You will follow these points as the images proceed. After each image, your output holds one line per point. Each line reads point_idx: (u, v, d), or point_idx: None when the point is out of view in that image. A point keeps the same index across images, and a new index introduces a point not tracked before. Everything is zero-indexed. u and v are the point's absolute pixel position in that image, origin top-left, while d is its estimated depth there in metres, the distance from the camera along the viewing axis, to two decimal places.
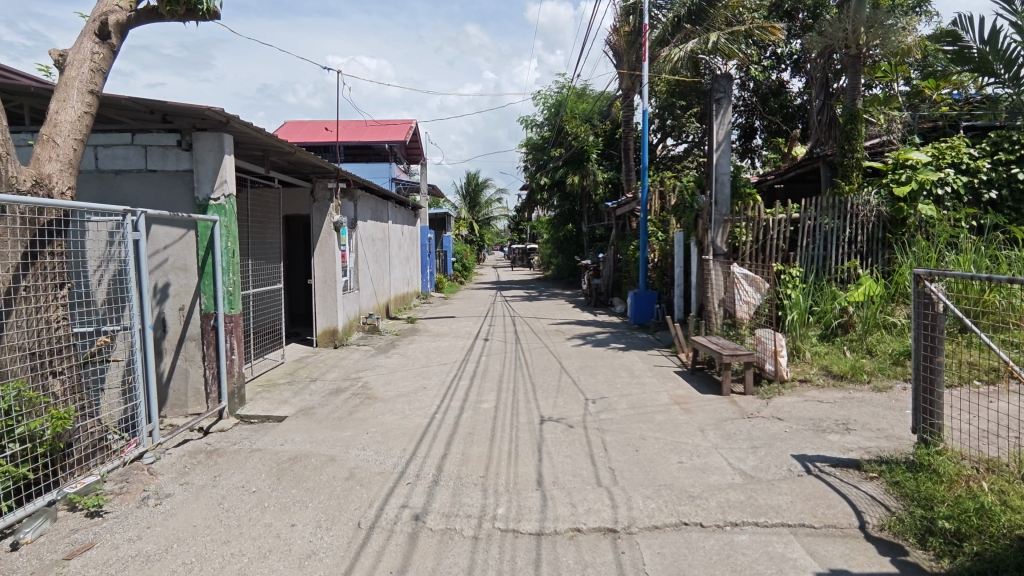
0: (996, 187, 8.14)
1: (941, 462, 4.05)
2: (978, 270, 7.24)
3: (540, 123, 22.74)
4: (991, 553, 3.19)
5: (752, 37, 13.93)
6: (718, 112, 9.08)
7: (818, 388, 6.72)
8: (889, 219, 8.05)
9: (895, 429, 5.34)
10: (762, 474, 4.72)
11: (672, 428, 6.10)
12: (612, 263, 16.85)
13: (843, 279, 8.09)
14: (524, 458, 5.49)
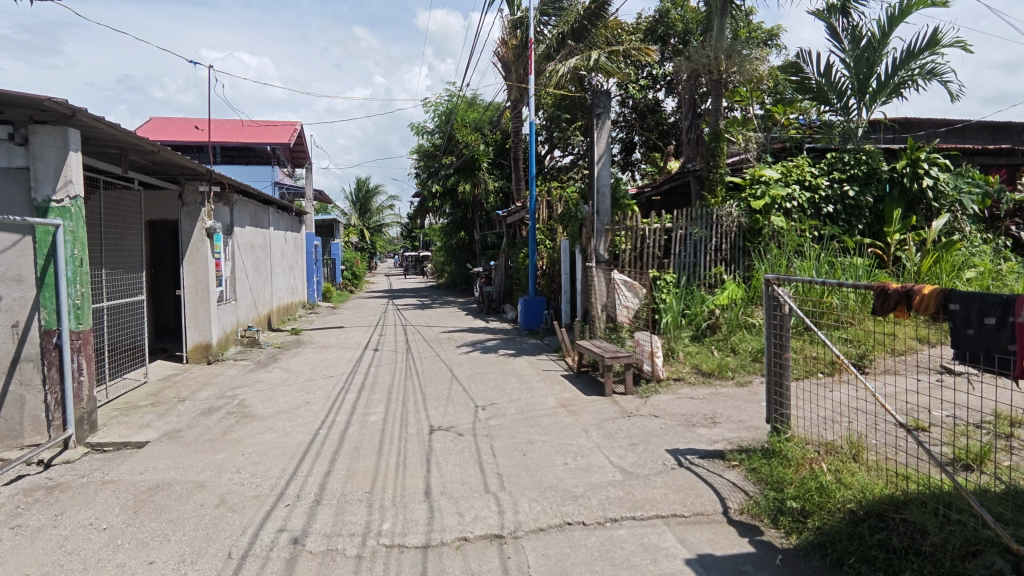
0: (832, 202, 9.21)
1: (789, 448, 4.50)
2: (819, 275, 8.17)
3: (431, 130, 22.63)
4: (828, 527, 3.57)
5: (631, 57, 14.82)
6: (598, 126, 9.54)
7: (689, 385, 7.24)
8: (748, 229, 8.90)
9: (753, 420, 5.88)
10: (639, 469, 4.99)
11: (558, 430, 6.28)
12: (504, 270, 17.10)
13: (710, 283, 8.83)
14: (413, 470, 5.36)
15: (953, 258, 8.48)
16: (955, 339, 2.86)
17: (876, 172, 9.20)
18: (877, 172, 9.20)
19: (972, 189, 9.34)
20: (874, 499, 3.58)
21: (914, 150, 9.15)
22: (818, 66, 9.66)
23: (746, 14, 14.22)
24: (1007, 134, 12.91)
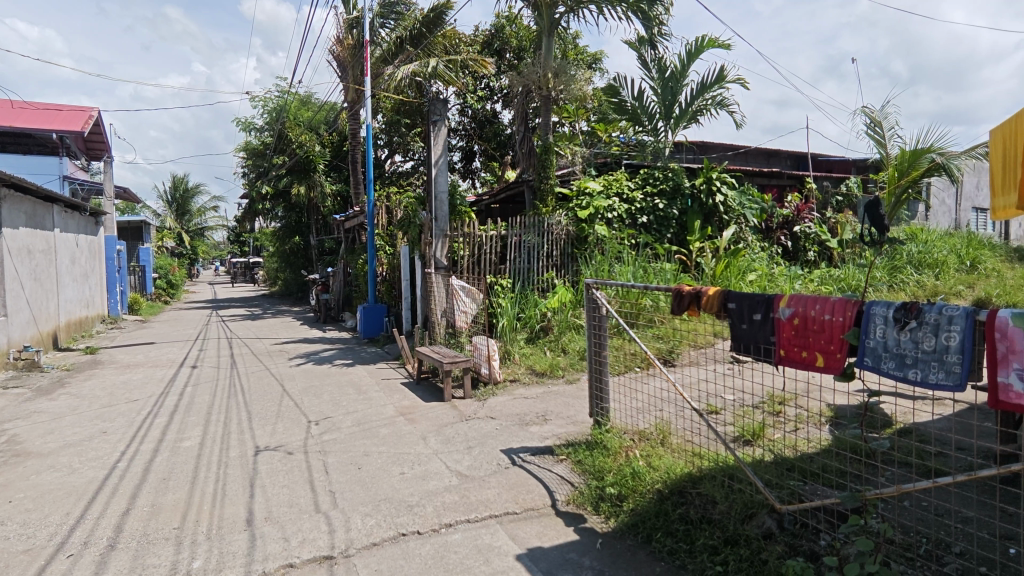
0: (646, 213, 10.24)
1: (608, 438, 4.90)
2: (636, 280, 9.05)
3: (259, 127, 20.97)
4: (640, 507, 3.93)
5: (468, 68, 15.12)
6: (434, 134, 9.54)
7: (524, 385, 7.56)
8: (575, 237, 9.56)
9: (579, 415, 6.31)
10: (475, 472, 5.07)
11: (395, 439, 6.15)
12: (342, 277, 16.37)
13: (543, 288, 9.33)
14: (232, 497, 4.86)
15: (739, 263, 9.91)
16: (733, 333, 3.31)
17: (679, 188, 10.41)
18: (681, 188, 10.42)
19: (752, 205, 11.01)
20: (676, 478, 4.03)
21: (709, 170, 10.54)
22: (632, 90, 10.69)
23: (573, 37, 15.30)
24: (778, 160, 15.46)
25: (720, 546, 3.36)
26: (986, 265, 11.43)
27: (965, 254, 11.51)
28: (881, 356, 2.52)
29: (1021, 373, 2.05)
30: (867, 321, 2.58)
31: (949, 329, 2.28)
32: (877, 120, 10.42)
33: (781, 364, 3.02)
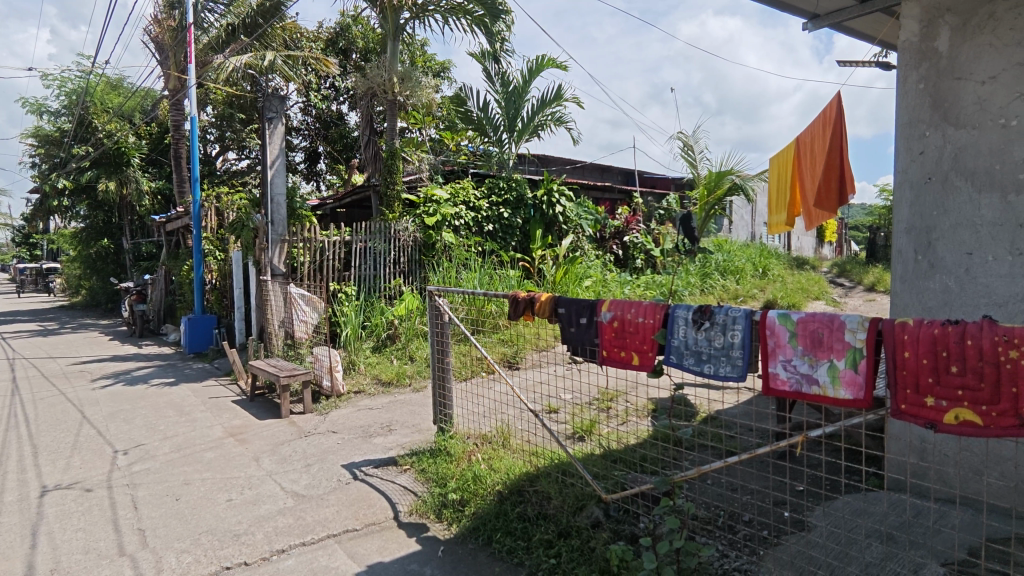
0: (491, 222, 10.51)
1: (451, 444, 4.93)
2: (481, 286, 9.24)
3: (54, 111, 17.95)
4: (481, 511, 4.00)
5: (310, 64, 14.40)
6: (270, 131, 8.89)
7: (369, 396, 7.33)
8: (422, 244, 9.51)
9: (425, 422, 6.27)
10: (312, 491, 4.80)
11: (222, 463, 5.59)
12: (163, 285, 14.57)
13: (390, 295, 9.16)
14: (6, 551, 4.06)
15: (576, 270, 10.59)
16: (564, 336, 3.51)
17: (522, 199, 10.85)
18: (524, 199, 10.87)
19: (588, 217, 11.84)
20: (515, 478, 4.17)
21: (549, 182, 11.12)
22: (478, 101, 10.96)
23: (420, 44, 15.28)
24: (611, 175, 16.83)
25: (554, 539, 3.54)
26: (774, 271, 13.48)
27: (759, 263, 13.46)
28: (683, 352, 2.83)
29: (785, 364, 2.42)
30: (672, 322, 2.88)
31: (734, 328, 2.64)
32: (689, 144, 11.82)
33: (603, 364, 3.26)
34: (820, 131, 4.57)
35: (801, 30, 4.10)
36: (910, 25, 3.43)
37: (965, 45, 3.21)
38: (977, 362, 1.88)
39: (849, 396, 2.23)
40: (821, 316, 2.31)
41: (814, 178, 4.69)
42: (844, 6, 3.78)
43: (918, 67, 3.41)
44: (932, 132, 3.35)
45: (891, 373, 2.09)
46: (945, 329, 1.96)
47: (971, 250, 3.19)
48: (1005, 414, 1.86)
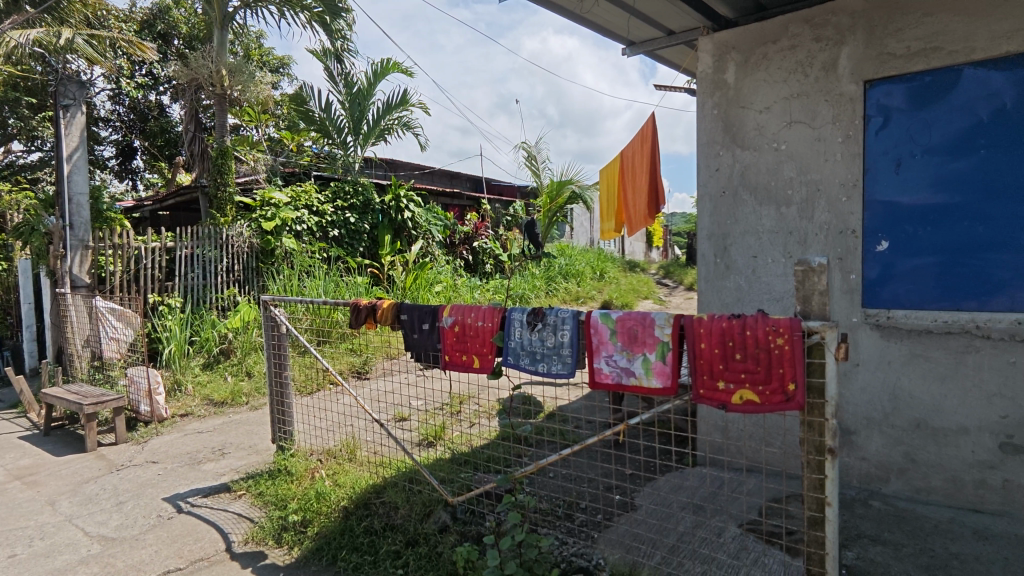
0: (337, 227, 10.06)
1: (292, 463, 4.64)
2: (327, 295, 8.82)
3: None
4: (325, 530, 3.80)
5: (122, 48, 12.73)
6: (67, 121, 7.67)
7: (198, 419, 6.63)
8: (259, 250, 8.84)
9: (264, 442, 5.83)
10: (125, 532, 4.21)
11: (3, 513, 4.69)
12: None
13: (223, 306, 8.38)
14: None
15: (427, 275, 10.55)
16: (406, 342, 3.49)
17: (369, 204, 10.55)
18: (371, 204, 10.58)
19: (437, 223, 11.88)
20: (361, 491, 4.05)
21: (397, 187, 10.90)
22: (320, 101, 10.47)
23: (255, 36, 14.22)
24: (460, 182, 17.05)
25: (402, 549, 3.48)
26: (610, 274, 14.60)
27: (597, 266, 14.47)
28: (520, 353, 2.97)
29: (607, 359, 2.64)
30: (509, 325, 3.00)
31: (562, 328, 2.81)
32: (533, 154, 12.42)
33: (446, 368, 3.29)
34: (640, 147, 5.07)
35: (621, 54, 4.48)
36: (706, 58, 3.93)
37: (746, 79, 3.77)
38: (754, 349, 2.20)
39: (659, 384, 2.49)
40: (635, 314, 2.56)
41: (635, 190, 5.19)
42: (655, 36, 4.21)
43: (712, 95, 3.92)
44: (724, 152, 3.87)
45: (691, 362, 2.37)
46: (731, 322, 2.27)
47: (756, 254, 3.76)
48: (775, 391, 2.19)
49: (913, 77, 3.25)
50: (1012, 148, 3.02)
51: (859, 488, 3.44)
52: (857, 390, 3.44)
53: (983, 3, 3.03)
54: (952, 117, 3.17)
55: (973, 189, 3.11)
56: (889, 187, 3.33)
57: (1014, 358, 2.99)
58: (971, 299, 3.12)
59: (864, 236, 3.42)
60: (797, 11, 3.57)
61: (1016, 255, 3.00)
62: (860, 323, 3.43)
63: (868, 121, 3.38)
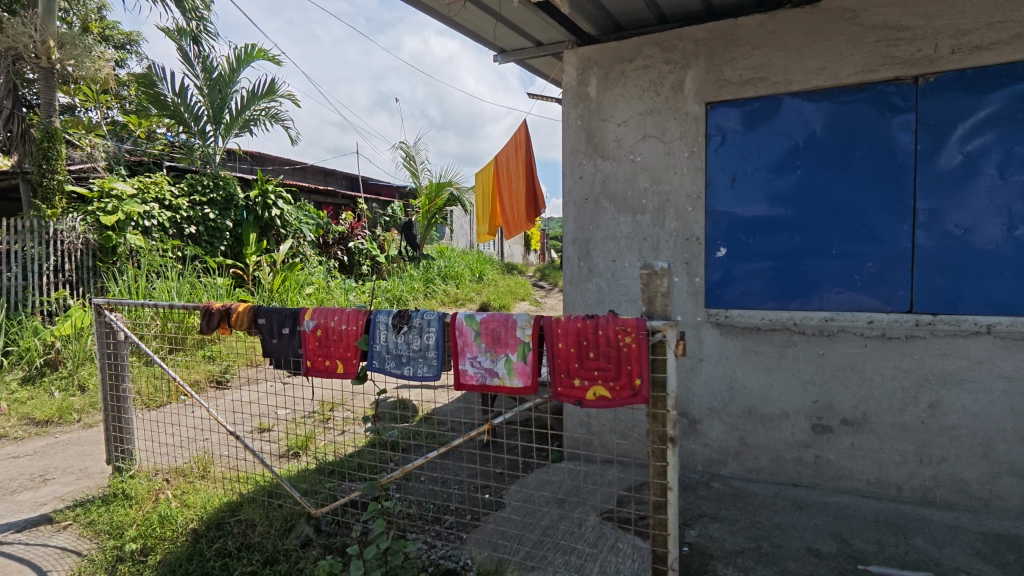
0: (193, 224, 9.20)
1: (131, 486, 4.15)
2: (179, 298, 8.04)
3: None
4: (170, 556, 3.40)
5: None
6: None
7: (15, 442, 5.71)
8: (98, 247, 7.84)
9: (98, 464, 5.17)
10: None
11: None
12: None
13: (50, 311, 7.33)
14: None
15: (296, 277, 9.98)
16: (265, 348, 3.27)
17: (232, 199, 9.76)
18: (234, 199, 9.79)
19: (308, 222, 11.30)
20: (213, 511, 3.74)
21: (264, 182, 10.32)
22: (173, 85, 9.52)
23: (96, 7, 12.62)
24: (335, 179, 16.38)
25: (259, 569, 3.22)
26: (488, 277, 14.81)
27: (475, 269, 14.60)
28: (385, 357, 2.91)
29: (472, 360, 2.68)
30: (374, 328, 2.93)
31: (428, 330, 2.79)
32: (411, 155, 12.26)
33: (308, 375, 3.14)
34: (514, 154, 5.19)
35: (493, 60, 4.56)
36: (570, 70, 4.13)
37: (606, 93, 4.01)
38: (606, 348, 2.35)
39: (520, 384, 2.57)
40: (498, 315, 2.62)
41: (512, 195, 5.31)
42: (525, 45, 4.34)
43: (576, 106, 4.12)
44: (587, 161, 4.09)
45: (550, 362, 2.47)
46: (585, 323, 2.40)
47: (615, 258, 4.01)
48: (625, 386, 2.34)
49: (745, 102, 3.66)
50: (821, 169, 3.50)
51: (703, 472, 3.79)
52: (701, 382, 3.79)
53: (799, 41, 3.47)
54: (775, 140, 3.61)
55: (793, 204, 3.57)
56: (727, 199, 3.72)
57: (823, 351, 3.45)
58: (793, 299, 3.57)
59: (706, 243, 3.78)
60: (650, 34, 3.86)
61: (825, 262, 3.49)
62: (703, 321, 3.78)
63: (709, 139, 3.75)
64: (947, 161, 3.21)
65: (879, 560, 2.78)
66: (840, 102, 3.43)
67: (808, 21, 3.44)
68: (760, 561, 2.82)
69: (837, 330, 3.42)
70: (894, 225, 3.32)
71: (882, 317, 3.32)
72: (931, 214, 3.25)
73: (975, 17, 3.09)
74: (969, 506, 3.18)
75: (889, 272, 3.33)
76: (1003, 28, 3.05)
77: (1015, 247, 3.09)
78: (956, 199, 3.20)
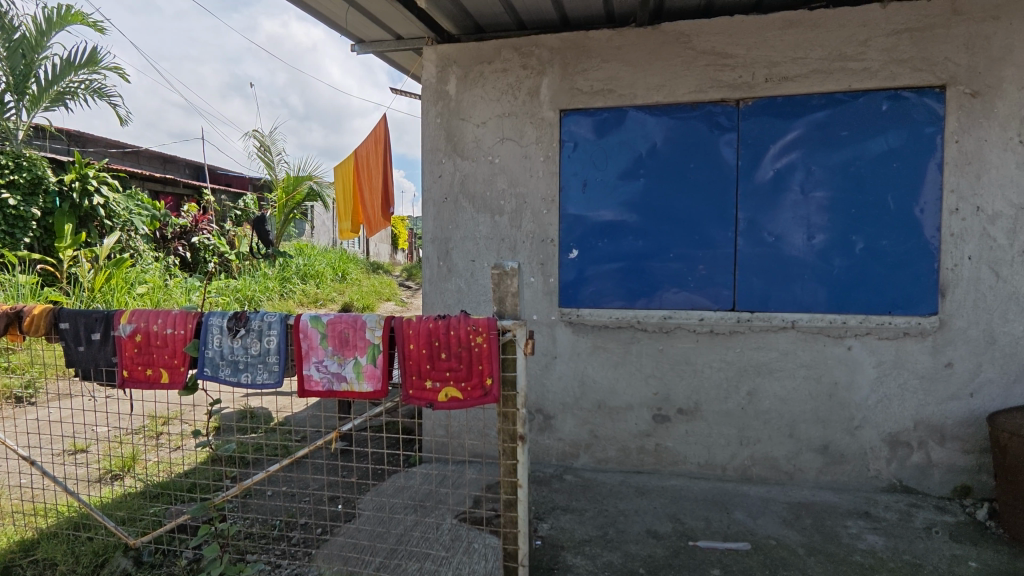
0: None
1: None
2: None
3: None
4: None
5: None
6: None
7: None
8: None
9: None
10: None
11: None
12: None
13: None
14: None
15: (124, 274, 8.81)
16: (69, 357, 2.81)
17: (40, 182, 8.34)
18: (43, 183, 8.38)
19: (142, 212, 10.02)
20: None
21: (83, 165, 8.76)
22: None
23: None
24: (175, 167, 14.73)
25: None
26: (352, 276, 14.21)
27: (337, 267, 13.93)
28: (218, 363, 2.63)
29: (317, 365, 2.52)
30: (204, 332, 2.63)
31: (269, 333, 2.58)
32: (266, 144, 11.39)
33: (124, 387, 2.75)
34: (373, 148, 5.01)
35: (350, 51, 4.33)
36: (429, 67, 4.06)
37: (465, 93, 4.00)
38: (457, 348, 2.32)
39: (370, 388, 2.46)
40: (346, 316, 2.49)
41: (371, 191, 5.11)
42: (383, 38, 4.18)
43: (435, 104, 4.07)
44: (446, 160, 4.06)
45: (401, 364, 2.40)
46: (437, 323, 2.36)
47: (474, 258, 4.03)
48: (476, 386, 2.34)
49: (595, 111, 3.85)
50: (661, 178, 3.79)
51: (557, 465, 3.93)
52: (555, 379, 3.92)
53: (642, 58, 3.73)
54: (622, 150, 3.84)
55: (637, 210, 3.83)
56: (579, 203, 3.89)
57: (662, 346, 3.74)
58: (636, 299, 3.83)
59: (560, 245, 3.92)
60: (508, 38, 3.93)
61: (664, 264, 3.79)
62: (557, 320, 3.91)
63: (563, 145, 3.89)
64: (763, 176, 3.63)
65: (706, 535, 3.07)
66: (677, 118, 3.74)
67: (649, 41, 3.71)
68: (606, 547, 2.97)
69: (673, 327, 3.72)
70: (721, 232, 3.70)
71: (711, 314, 3.68)
72: (751, 222, 3.65)
73: (783, 51, 3.53)
74: (778, 480, 3.62)
75: (717, 274, 3.70)
76: (805, 63, 3.51)
77: (814, 254, 3.58)
78: (770, 211, 3.63)
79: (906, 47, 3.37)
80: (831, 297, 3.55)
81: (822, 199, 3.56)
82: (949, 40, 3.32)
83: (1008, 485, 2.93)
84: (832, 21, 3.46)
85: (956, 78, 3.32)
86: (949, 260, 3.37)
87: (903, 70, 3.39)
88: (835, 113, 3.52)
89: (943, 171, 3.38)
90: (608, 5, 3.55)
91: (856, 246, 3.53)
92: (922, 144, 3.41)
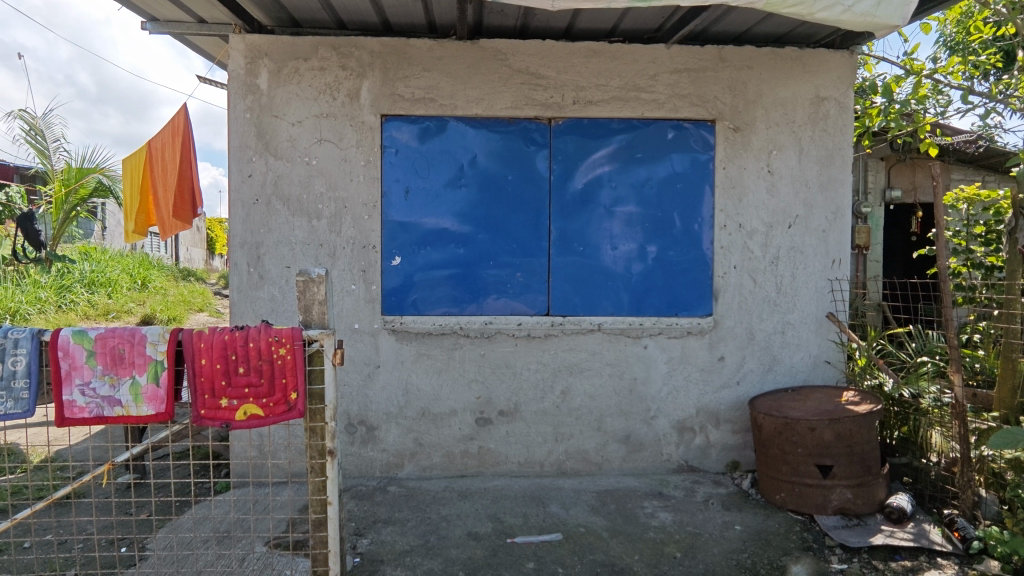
0: None
1: None
2: None
3: None
4: None
5: None
6: None
7: None
8: None
9: None
10: None
11: None
12: None
13: None
14: None
15: None
16: None
17: None
18: None
19: None
20: None
21: None
22: None
23: None
24: None
25: None
26: (154, 284, 12.51)
27: (136, 275, 12.16)
28: None
29: (82, 389, 2.16)
30: None
31: (15, 353, 2.16)
32: (37, 128, 9.58)
33: None
34: (169, 141, 4.46)
35: (140, 29, 3.76)
36: (237, 57, 3.74)
37: (278, 90, 3.76)
38: (257, 361, 2.16)
39: (150, 411, 2.17)
40: (120, 330, 2.18)
41: (166, 188, 4.52)
42: (181, 19, 3.70)
43: (244, 98, 3.75)
44: (257, 159, 3.77)
45: (191, 382, 2.17)
46: (233, 334, 2.17)
47: (290, 264, 3.79)
48: (279, 402, 2.19)
49: (417, 119, 3.85)
50: (482, 189, 3.91)
51: (381, 477, 3.84)
52: (378, 389, 3.83)
53: (462, 71, 3.82)
54: (444, 159, 3.89)
55: (460, 218, 3.90)
56: (402, 210, 3.85)
57: (483, 351, 3.85)
58: (461, 306, 3.89)
59: (382, 252, 3.84)
60: (327, 36, 3.77)
61: (486, 271, 3.90)
62: (379, 328, 3.83)
63: (384, 150, 3.83)
64: (573, 190, 3.93)
65: (523, 531, 3.21)
66: (495, 131, 3.89)
67: (468, 55, 3.81)
68: (426, 556, 2.97)
69: (494, 332, 3.85)
70: (537, 242, 3.92)
71: (528, 320, 3.87)
72: (564, 233, 3.92)
73: (588, 77, 3.87)
74: (589, 471, 3.92)
75: (534, 281, 3.92)
76: (606, 89, 3.88)
77: (618, 263, 3.96)
78: (581, 222, 3.94)
79: (685, 85, 3.90)
80: (631, 302, 3.96)
81: (624, 214, 3.96)
82: (717, 82, 3.90)
83: (763, 457, 3.49)
84: (628, 55, 3.87)
85: (722, 114, 3.91)
86: (720, 269, 3.95)
87: (683, 104, 3.90)
88: (632, 137, 3.94)
89: (715, 194, 3.95)
90: (429, 15, 3.58)
91: (650, 255, 3.97)
92: (700, 169, 3.95)
